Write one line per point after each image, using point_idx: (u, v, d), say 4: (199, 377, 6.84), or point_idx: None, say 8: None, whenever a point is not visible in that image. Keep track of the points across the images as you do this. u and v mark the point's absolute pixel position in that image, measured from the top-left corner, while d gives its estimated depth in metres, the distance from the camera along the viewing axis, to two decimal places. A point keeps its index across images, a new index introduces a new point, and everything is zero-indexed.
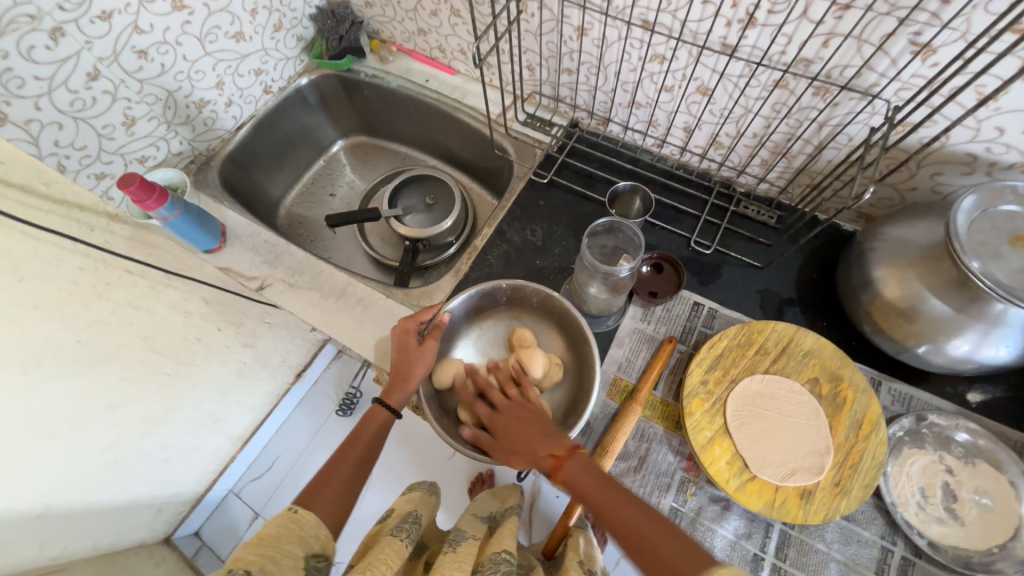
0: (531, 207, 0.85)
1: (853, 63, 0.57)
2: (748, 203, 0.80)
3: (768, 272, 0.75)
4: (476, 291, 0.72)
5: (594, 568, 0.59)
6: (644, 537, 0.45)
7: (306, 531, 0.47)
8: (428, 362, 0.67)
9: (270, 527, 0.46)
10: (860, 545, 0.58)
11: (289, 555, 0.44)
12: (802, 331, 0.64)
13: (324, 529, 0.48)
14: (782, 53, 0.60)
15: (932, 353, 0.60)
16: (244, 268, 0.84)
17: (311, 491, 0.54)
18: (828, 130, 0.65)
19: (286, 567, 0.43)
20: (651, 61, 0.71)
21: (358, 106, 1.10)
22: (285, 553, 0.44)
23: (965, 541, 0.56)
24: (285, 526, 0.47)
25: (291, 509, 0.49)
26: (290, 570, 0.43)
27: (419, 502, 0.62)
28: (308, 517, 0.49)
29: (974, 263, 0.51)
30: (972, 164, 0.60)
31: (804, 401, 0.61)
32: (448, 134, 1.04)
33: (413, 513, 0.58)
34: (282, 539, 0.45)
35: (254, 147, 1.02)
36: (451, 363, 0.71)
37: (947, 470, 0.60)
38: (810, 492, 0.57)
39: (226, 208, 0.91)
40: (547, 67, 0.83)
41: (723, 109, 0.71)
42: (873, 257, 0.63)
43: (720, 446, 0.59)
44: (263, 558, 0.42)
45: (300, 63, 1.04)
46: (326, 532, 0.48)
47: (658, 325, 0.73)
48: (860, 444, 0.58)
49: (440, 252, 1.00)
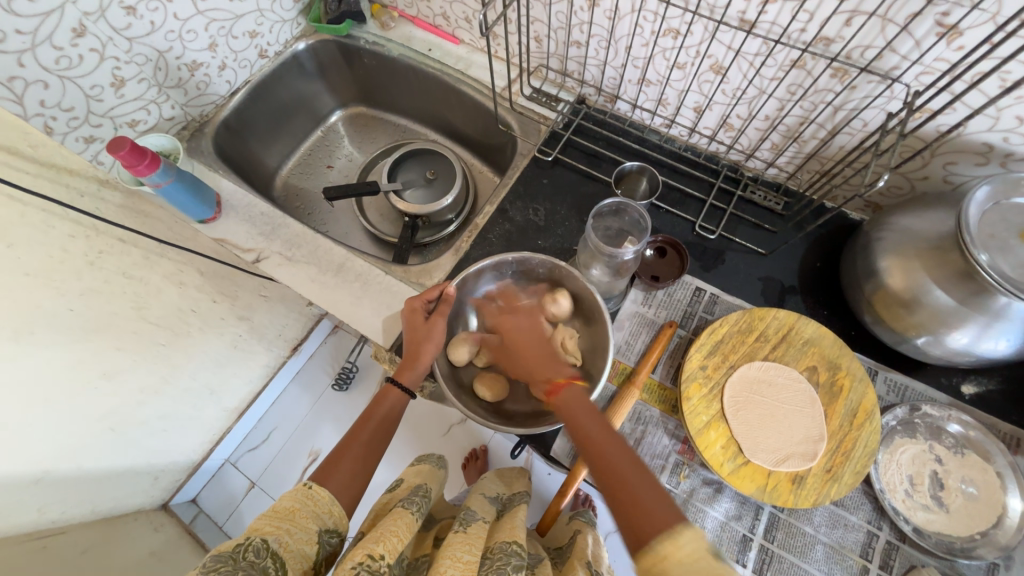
0: (534, 185, 0.83)
1: (876, 44, 0.54)
2: (755, 188, 0.78)
3: (772, 259, 0.74)
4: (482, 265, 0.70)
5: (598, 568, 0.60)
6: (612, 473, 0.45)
7: (321, 507, 0.49)
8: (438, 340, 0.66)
9: (287, 499, 0.48)
10: (847, 529, 0.59)
11: (305, 529, 0.46)
12: (804, 319, 0.64)
13: (337, 506, 0.50)
14: (801, 31, 0.58)
15: (931, 344, 0.60)
16: (239, 240, 0.82)
17: (329, 464, 0.55)
18: (843, 115, 0.64)
19: (299, 540, 0.45)
20: (665, 36, 0.68)
21: (358, 74, 1.07)
22: (300, 527, 0.46)
23: (949, 527, 0.58)
24: (300, 500, 0.48)
25: (306, 484, 0.50)
26: (304, 545, 0.45)
27: (428, 476, 0.62)
28: (324, 494, 0.50)
29: (982, 254, 0.51)
30: (986, 155, 0.58)
31: (801, 389, 0.61)
32: (450, 107, 1.01)
33: (423, 486, 0.59)
34: (298, 513, 0.47)
35: (250, 114, 0.98)
36: (464, 339, 0.71)
37: (937, 460, 0.61)
38: (802, 478, 0.57)
39: (220, 176, 0.88)
40: (556, 39, 0.80)
41: (736, 89, 0.69)
42: (879, 246, 0.62)
43: (715, 431, 0.60)
44: (279, 530, 0.44)
45: (297, 27, 0.99)
46: (339, 509, 0.50)
47: (659, 309, 0.72)
48: (855, 432, 0.59)
49: (439, 230, 0.99)
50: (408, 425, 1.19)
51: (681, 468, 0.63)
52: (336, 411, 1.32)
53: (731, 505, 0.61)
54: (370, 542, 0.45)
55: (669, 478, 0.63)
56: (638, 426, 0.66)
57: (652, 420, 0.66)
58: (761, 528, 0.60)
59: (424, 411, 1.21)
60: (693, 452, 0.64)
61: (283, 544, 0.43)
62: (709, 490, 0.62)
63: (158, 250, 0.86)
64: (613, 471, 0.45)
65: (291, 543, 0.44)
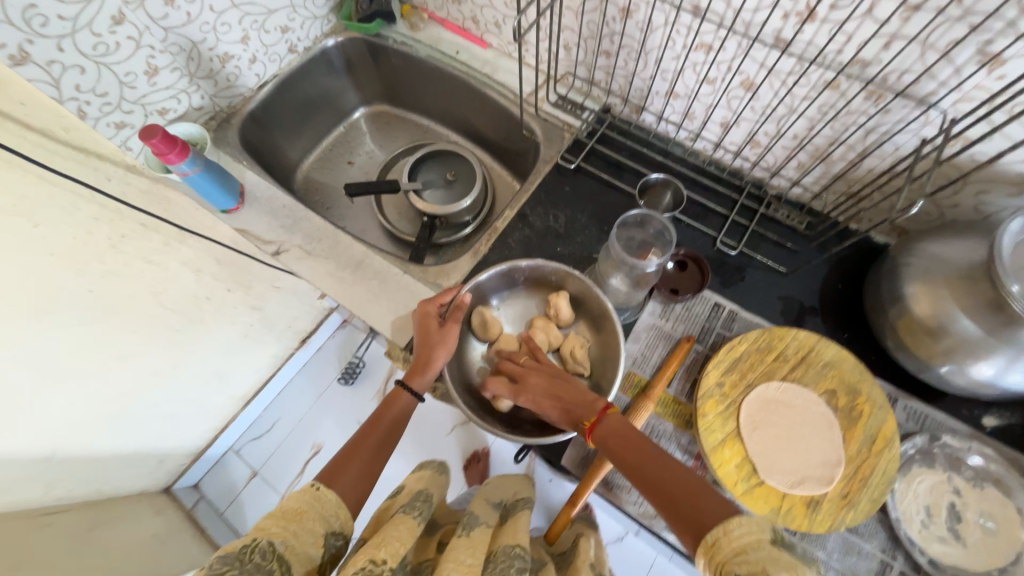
0: (555, 192, 0.83)
1: (913, 69, 0.54)
2: (779, 206, 0.78)
3: (792, 278, 0.74)
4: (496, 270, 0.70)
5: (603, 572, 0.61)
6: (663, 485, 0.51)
7: (328, 510, 0.48)
8: (448, 344, 0.66)
9: (293, 501, 0.47)
10: (860, 556, 0.58)
11: (311, 532, 0.45)
12: (824, 341, 0.64)
13: (343, 509, 0.50)
14: (838, 52, 0.57)
15: (954, 373, 0.59)
16: (260, 232, 0.83)
17: (336, 468, 0.54)
18: (874, 138, 0.63)
19: (307, 543, 0.44)
20: (697, 50, 0.68)
21: (384, 73, 1.07)
22: (307, 529, 0.45)
23: (965, 561, 0.57)
24: (307, 501, 0.48)
25: (313, 486, 0.49)
26: (310, 548, 0.44)
27: (429, 481, 0.62)
28: (330, 497, 0.49)
29: (1015, 286, 0.50)
30: (1020, 185, 0.58)
31: (819, 412, 0.61)
32: (473, 110, 1.02)
33: (424, 492, 0.58)
34: (305, 515, 0.46)
35: (276, 107, 0.99)
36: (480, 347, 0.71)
37: (955, 491, 0.60)
38: (817, 502, 0.57)
39: (244, 167, 0.89)
40: (585, 48, 0.81)
41: (766, 106, 0.69)
42: (905, 272, 0.62)
43: (730, 449, 0.59)
44: (286, 532, 0.43)
45: (327, 24, 1.00)
46: (346, 512, 0.50)
47: (677, 323, 0.72)
48: (872, 458, 0.58)
49: (456, 231, 0.99)
50: (413, 424, 1.19)
51: None
52: (342, 406, 1.32)
53: None
54: (372, 547, 0.45)
55: None
56: (651, 439, 0.65)
57: (665, 434, 0.66)
58: None
59: (429, 410, 1.21)
60: (705, 469, 0.63)
61: (289, 547, 0.42)
62: None
63: (178, 237, 0.87)
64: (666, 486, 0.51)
65: (297, 546, 0.43)
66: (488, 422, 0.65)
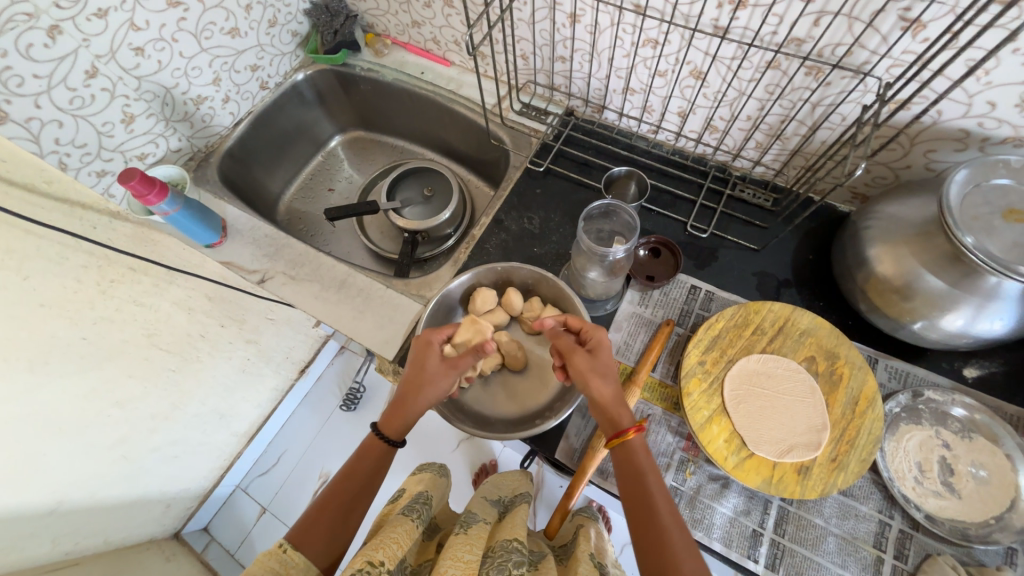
0: (527, 195, 0.85)
1: (844, 41, 0.57)
2: (744, 186, 0.80)
3: (765, 254, 0.76)
4: (488, 271, 0.74)
5: (604, 562, 0.59)
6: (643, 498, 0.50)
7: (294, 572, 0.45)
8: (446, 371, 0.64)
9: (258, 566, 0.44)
10: (858, 519, 0.59)
11: None
12: (799, 310, 0.65)
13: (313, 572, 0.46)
14: (773, 34, 0.60)
15: (928, 329, 0.60)
16: (245, 263, 0.85)
17: (307, 524, 0.50)
18: (821, 111, 0.66)
19: None
20: (644, 46, 0.71)
21: (355, 101, 1.11)
22: None
23: (962, 513, 0.57)
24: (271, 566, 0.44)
25: (279, 547, 0.46)
26: None
27: (429, 483, 0.62)
28: (298, 559, 0.46)
29: (967, 238, 0.51)
30: (964, 140, 0.60)
31: (801, 380, 0.62)
32: (443, 127, 1.05)
33: (424, 494, 0.59)
34: None
35: (253, 142, 1.02)
36: None
37: (944, 445, 0.60)
38: (808, 467, 0.57)
39: (225, 202, 0.92)
40: (541, 56, 0.84)
41: (716, 91, 0.72)
42: (867, 235, 0.63)
43: (718, 425, 0.60)
44: None
45: (295, 59, 1.04)
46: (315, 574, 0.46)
47: (656, 308, 0.73)
48: (857, 419, 0.59)
49: (439, 244, 1.01)
50: (417, 441, 1.19)
51: (686, 464, 0.63)
52: (345, 431, 1.32)
53: (739, 500, 0.61)
54: (370, 550, 0.46)
55: (675, 475, 0.62)
56: (641, 424, 0.66)
57: (655, 417, 0.66)
58: (771, 522, 0.59)
59: (433, 425, 1.21)
60: (698, 448, 0.63)
61: None
62: (715, 485, 0.61)
63: (168, 277, 0.89)
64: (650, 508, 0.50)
65: None
66: (450, 418, 0.65)
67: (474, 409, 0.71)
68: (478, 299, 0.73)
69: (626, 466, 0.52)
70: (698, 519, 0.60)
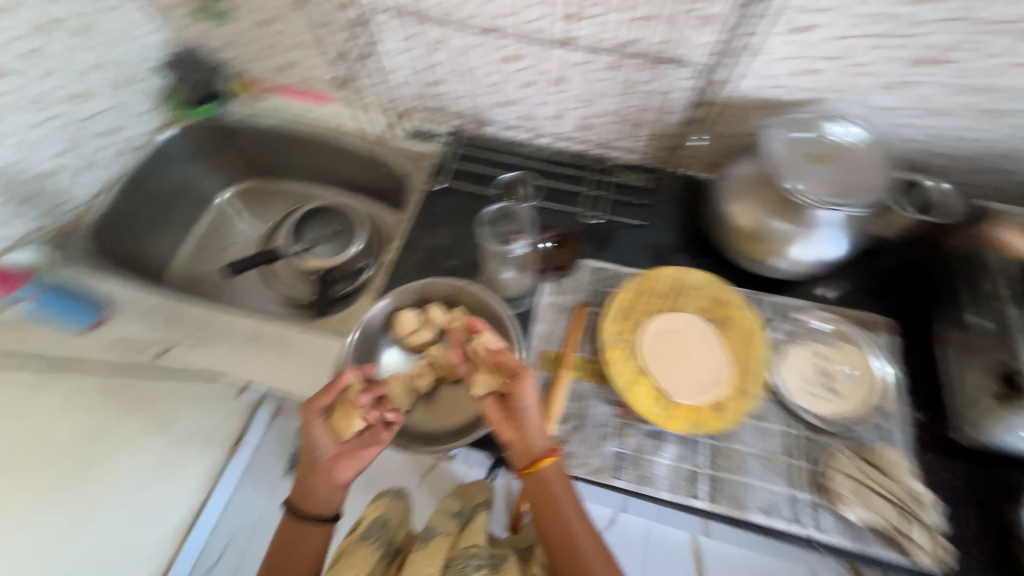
0: (432, 214, 0.87)
1: (665, 39, 0.68)
2: (623, 172, 0.89)
3: (652, 228, 0.85)
4: (406, 292, 0.75)
5: None
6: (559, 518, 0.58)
7: None
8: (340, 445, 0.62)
9: None
10: (771, 436, 0.67)
11: None
12: (686, 271, 0.74)
13: None
14: (609, 39, 0.70)
15: (786, 263, 0.71)
16: (134, 337, 0.79)
17: None
18: (664, 98, 0.77)
19: None
20: (508, 62, 0.78)
21: (240, 150, 1.06)
22: None
23: (845, 408, 0.67)
24: None
25: None
26: None
27: (388, 505, 0.61)
28: None
29: (793, 184, 0.64)
30: (774, 106, 0.73)
31: (699, 329, 0.70)
32: (337, 163, 1.04)
33: (382, 517, 0.59)
34: None
35: (125, 210, 0.95)
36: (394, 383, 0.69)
37: (820, 356, 0.71)
38: (721, 402, 0.65)
39: (101, 278, 0.83)
40: (418, 82, 0.88)
41: (578, 94, 0.80)
42: (723, 196, 0.74)
43: (640, 385, 0.66)
44: None
45: (160, 117, 0.99)
46: None
47: (572, 294, 0.78)
48: (750, 351, 0.68)
49: (354, 280, 0.98)
50: None
51: (624, 429, 0.68)
52: None
53: (674, 448, 0.66)
54: None
55: (617, 441, 0.67)
56: (578, 403, 0.70)
57: (588, 394, 0.70)
58: (704, 460, 0.65)
59: None
60: (631, 412, 0.69)
61: None
62: (652, 440, 0.67)
63: None
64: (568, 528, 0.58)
65: None
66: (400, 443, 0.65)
67: (416, 430, 0.70)
68: (399, 322, 0.73)
69: (540, 494, 0.59)
70: (644, 475, 0.64)
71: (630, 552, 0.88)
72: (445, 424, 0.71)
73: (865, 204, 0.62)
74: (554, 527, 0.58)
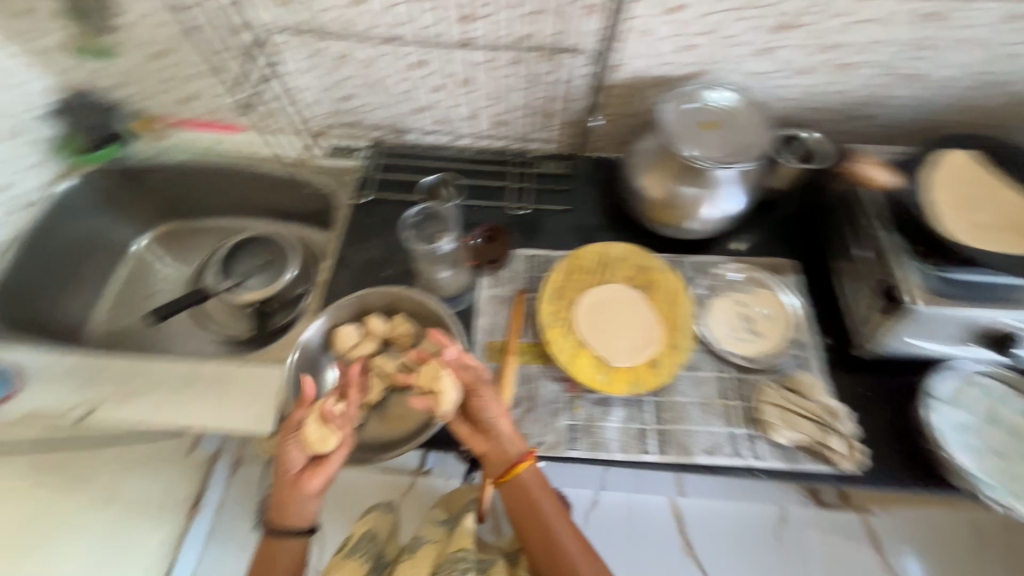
0: (361, 227, 0.87)
1: (552, 31, 0.73)
2: (543, 162, 0.93)
3: (576, 209, 0.89)
4: (344, 306, 0.74)
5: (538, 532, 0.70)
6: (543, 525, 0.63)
7: None
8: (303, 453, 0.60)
9: None
10: (707, 383, 0.72)
11: None
12: (609, 245, 0.79)
13: None
14: (502, 36, 0.74)
15: (697, 224, 0.77)
16: (56, 402, 0.73)
17: None
18: (566, 86, 0.82)
19: None
20: (413, 68, 0.81)
21: (151, 194, 1.01)
22: None
23: (766, 346, 0.74)
24: None
25: None
26: None
27: (376, 521, 0.67)
28: None
29: (694, 151, 0.70)
30: (663, 83, 0.80)
31: (628, 296, 0.75)
32: (258, 192, 1.01)
33: (368, 533, 0.65)
34: None
35: (25, 272, 0.88)
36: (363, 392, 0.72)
37: (739, 303, 0.78)
38: (655, 360, 0.70)
39: (9, 345, 0.77)
40: (328, 100, 0.89)
41: (486, 91, 0.84)
42: (632, 169, 0.78)
43: (581, 357, 0.70)
44: None
45: (57, 168, 0.94)
46: None
47: (508, 284, 0.81)
48: (675, 309, 0.74)
49: (294, 306, 0.96)
50: None
51: (573, 401, 0.70)
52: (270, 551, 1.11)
53: (622, 410, 0.69)
54: None
55: (568, 415, 0.69)
56: (527, 385, 0.72)
57: (536, 375, 0.73)
58: (651, 416, 0.69)
59: None
60: (577, 384, 0.71)
61: None
62: (601, 407, 0.70)
63: None
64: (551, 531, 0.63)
65: None
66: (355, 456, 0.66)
67: (372, 441, 0.70)
68: (340, 338, 0.73)
69: (521, 497, 0.64)
70: (597, 441, 0.67)
71: (616, 538, 0.92)
72: (401, 428, 0.71)
73: (754, 159, 0.69)
74: (537, 531, 0.63)
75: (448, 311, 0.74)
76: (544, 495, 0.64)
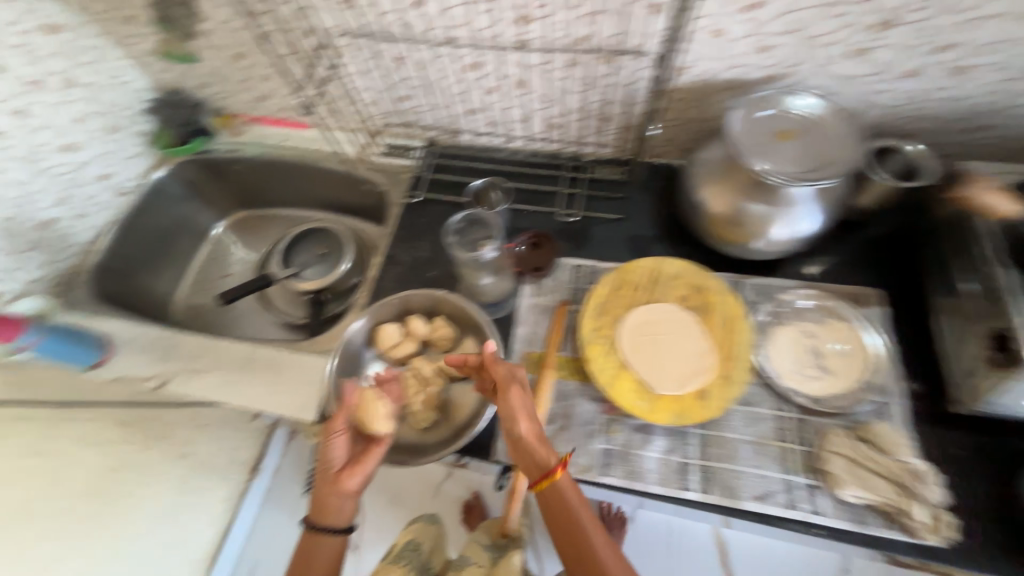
0: (411, 226, 0.89)
1: (614, 32, 0.68)
2: (597, 167, 0.89)
3: (628, 219, 0.84)
4: (388, 305, 0.76)
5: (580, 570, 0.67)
6: (574, 535, 0.55)
7: None
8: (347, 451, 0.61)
9: None
10: (762, 421, 0.65)
11: None
12: (663, 260, 0.73)
13: None
14: (560, 38, 0.70)
15: (765, 244, 0.70)
16: (136, 371, 0.82)
17: None
18: (626, 89, 0.76)
19: None
20: (468, 71, 0.79)
21: (228, 185, 1.09)
22: None
23: (837, 387, 0.66)
24: None
25: None
26: None
27: (418, 533, 0.72)
28: None
29: (777, 178, 0.60)
30: (737, 87, 0.72)
31: (680, 317, 0.69)
32: (320, 186, 1.06)
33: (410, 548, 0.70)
34: None
35: (125, 251, 0.98)
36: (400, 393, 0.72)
37: (808, 335, 0.70)
38: (705, 390, 0.64)
39: (104, 317, 0.87)
40: (386, 100, 0.90)
41: (541, 94, 0.80)
42: (693, 182, 0.73)
43: (622, 380, 0.65)
44: None
45: (150, 159, 1.03)
46: None
47: (550, 294, 0.79)
48: (732, 336, 0.67)
49: (348, 296, 1.00)
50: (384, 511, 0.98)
51: (611, 425, 0.67)
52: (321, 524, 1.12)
53: (663, 440, 0.65)
54: None
55: (604, 438, 0.66)
56: (563, 403, 0.69)
57: (573, 393, 0.70)
58: (694, 450, 0.64)
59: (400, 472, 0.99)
60: (617, 408, 0.68)
61: None
62: (640, 435, 0.66)
63: (61, 414, 0.86)
64: (584, 540, 0.54)
65: None
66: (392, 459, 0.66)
67: (406, 442, 0.72)
68: (382, 337, 0.75)
69: (556, 507, 0.56)
70: (633, 471, 0.64)
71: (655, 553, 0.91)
72: (435, 432, 0.72)
73: (839, 175, 0.60)
74: (566, 542, 0.55)
75: (487, 317, 0.73)
76: (581, 505, 0.56)
